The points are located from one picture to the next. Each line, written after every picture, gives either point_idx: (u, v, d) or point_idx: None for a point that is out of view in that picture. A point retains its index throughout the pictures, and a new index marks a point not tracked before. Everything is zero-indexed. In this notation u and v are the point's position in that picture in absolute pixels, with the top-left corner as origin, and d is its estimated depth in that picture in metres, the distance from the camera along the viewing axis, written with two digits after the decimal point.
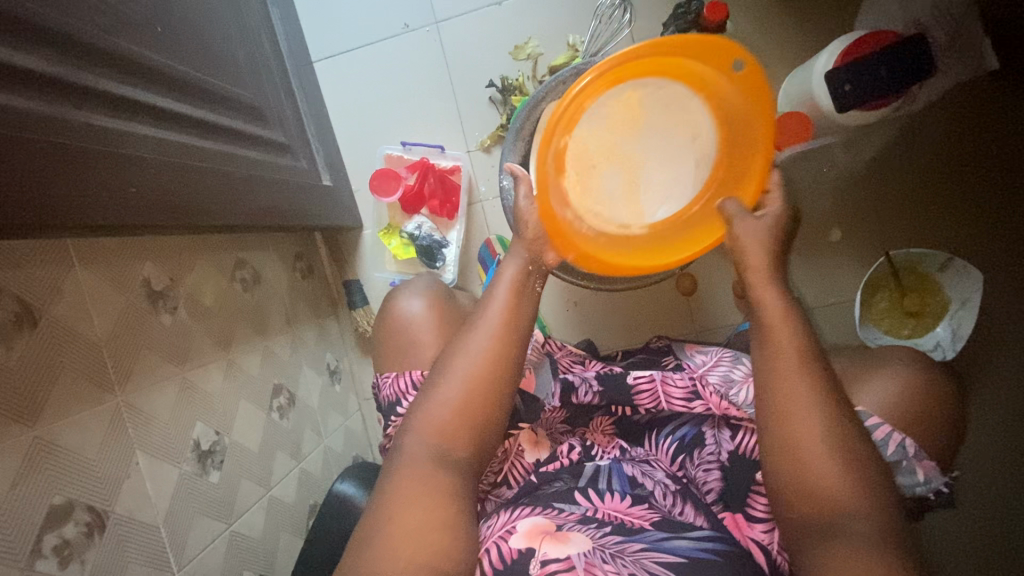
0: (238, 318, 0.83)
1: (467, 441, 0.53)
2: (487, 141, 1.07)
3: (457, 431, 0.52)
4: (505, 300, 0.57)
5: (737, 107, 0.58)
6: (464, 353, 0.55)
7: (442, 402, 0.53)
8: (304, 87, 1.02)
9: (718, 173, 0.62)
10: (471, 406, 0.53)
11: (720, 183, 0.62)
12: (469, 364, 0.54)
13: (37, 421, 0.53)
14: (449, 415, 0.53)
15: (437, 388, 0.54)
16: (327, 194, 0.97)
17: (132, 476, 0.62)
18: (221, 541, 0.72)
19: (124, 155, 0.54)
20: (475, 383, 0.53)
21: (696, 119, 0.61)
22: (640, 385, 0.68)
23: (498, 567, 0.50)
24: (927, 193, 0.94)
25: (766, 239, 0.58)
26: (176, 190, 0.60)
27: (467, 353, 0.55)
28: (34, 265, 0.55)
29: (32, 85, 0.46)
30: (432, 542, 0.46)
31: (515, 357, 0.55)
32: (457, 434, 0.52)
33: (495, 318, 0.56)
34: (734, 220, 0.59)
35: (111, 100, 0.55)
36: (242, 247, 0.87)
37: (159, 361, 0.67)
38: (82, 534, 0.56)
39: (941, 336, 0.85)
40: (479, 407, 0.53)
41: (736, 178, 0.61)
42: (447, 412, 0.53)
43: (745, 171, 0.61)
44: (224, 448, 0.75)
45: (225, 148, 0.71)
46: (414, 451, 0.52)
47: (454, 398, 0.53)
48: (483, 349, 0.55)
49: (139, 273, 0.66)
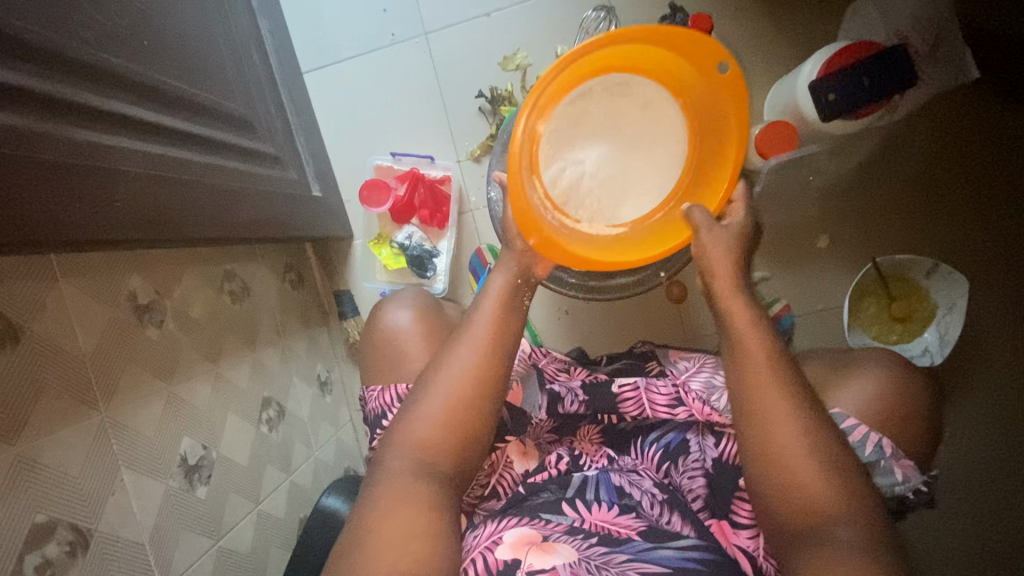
0: (226, 329, 0.82)
1: (452, 456, 0.53)
2: (476, 151, 1.07)
3: (440, 446, 0.52)
4: (492, 315, 0.57)
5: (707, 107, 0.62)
6: (448, 367, 0.55)
7: (425, 416, 0.53)
8: (294, 97, 1.02)
9: (682, 185, 0.65)
10: (456, 421, 0.53)
11: (690, 191, 0.65)
12: (452, 378, 0.54)
13: (18, 439, 0.51)
14: (433, 429, 0.52)
15: (420, 400, 0.54)
16: (316, 205, 0.97)
17: (117, 492, 0.60)
18: (208, 557, 0.70)
19: (111, 169, 0.54)
20: (458, 398, 0.53)
21: (670, 127, 0.67)
22: (626, 393, 0.69)
23: None
24: (911, 198, 0.95)
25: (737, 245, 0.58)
26: (161, 204, 0.60)
27: (451, 367, 0.55)
28: (17, 280, 0.54)
29: (18, 101, 0.47)
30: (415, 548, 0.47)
31: (499, 374, 0.55)
32: (438, 448, 0.52)
33: (480, 331, 0.56)
34: (703, 230, 0.58)
35: (96, 115, 0.55)
36: (232, 258, 0.87)
37: (145, 375, 0.66)
38: (66, 553, 0.54)
39: (929, 342, 0.87)
40: (462, 422, 0.53)
41: (704, 188, 0.64)
42: (431, 426, 0.53)
43: (711, 181, 0.63)
44: (211, 462, 0.74)
45: (212, 161, 0.71)
46: (396, 464, 0.51)
47: (437, 411, 0.53)
48: (467, 363, 0.55)
49: (125, 286, 0.66)
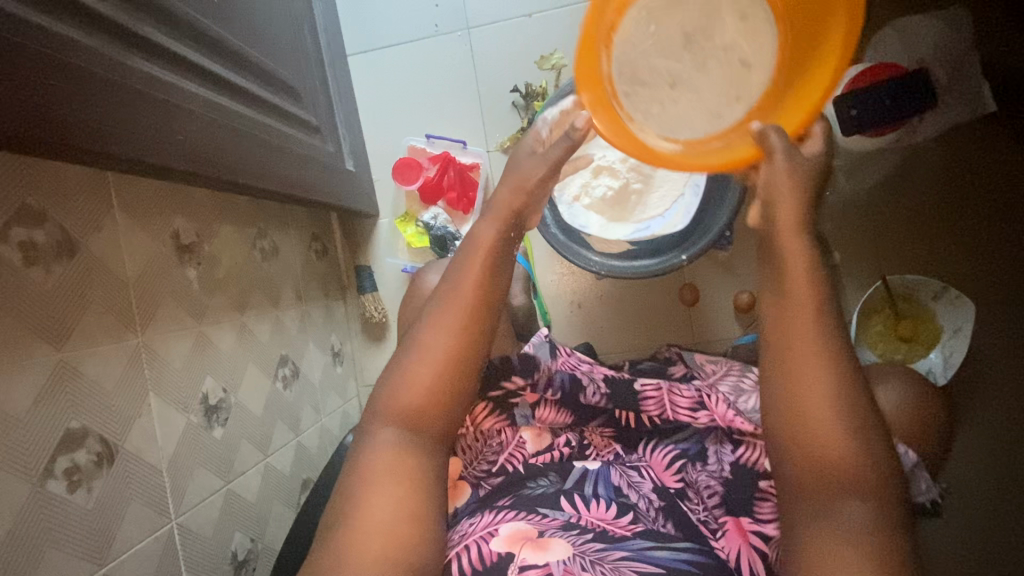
0: (254, 284, 0.85)
1: (436, 422, 0.54)
2: (506, 143, 1.11)
3: (419, 413, 0.53)
4: (479, 272, 0.56)
5: (804, 21, 0.55)
6: (432, 326, 0.55)
7: (409, 382, 0.54)
8: (337, 76, 1.06)
9: (764, 104, 0.58)
10: (436, 385, 0.53)
11: (772, 110, 0.57)
12: (435, 339, 0.54)
13: (63, 344, 0.53)
14: (414, 396, 0.53)
15: (402, 364, 0.55)
16: (347, 177, 1.00)
17: (143, 416, 0.61)
18: (217, 497, 0.71)
19: (178, 106, 0.59)
20: (439, 361, 0.54)
21: (763, 25, 0.58)
22: (647, 392, 0.69)
23: (476, 568, 0.51)
24: (922, 223, 0.98)
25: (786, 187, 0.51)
26: (218, 146, 0.64)
27: (436, 327, 0.55)
28: (77, 199, 0.57)
29: (106, 32, 0.51)
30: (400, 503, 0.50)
31: (478, 346, 0.55)
32: (420, 416, 0.53)
33: (465, 290, 0.56)
34: (777, 155, 0.52)
35: (168, 57, 0.59)
36: (264, 219, 0.91)
37: (179, 310, 0.68)
38: (93, 463, 0.55)
39: (933, 363, 0.89)
40: (442, 390, 0.54)
41: (785, 109, 0.56)
42: (411, 394, 0.53)
43: (815, 92, 0.54)
44: (229, 406, 0.75)
45: (261, 118, 0.75)
46: (380, 436, 0.53)
47: (422, 375, 0.54)
48: (450, 325, 0.54)
49: (170, 225, 0.69)
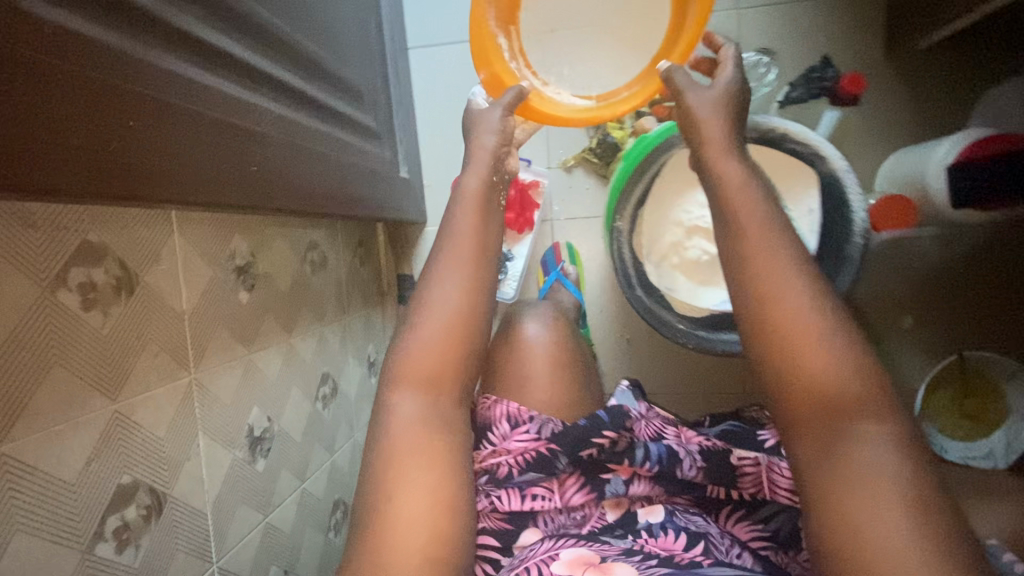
0: (302, 300, 0.80)
1: (449, 390, 0.52)
2: (570, 161, 1.04)
3: (436, 378, 0.51)
4: (473, 223, 0.57)
5: None
6: (438, 284, 0.54)
7: (421, 343, 0.52)
8: (397, 72, 0.99)
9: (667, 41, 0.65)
10: (446, 353, 0.52)
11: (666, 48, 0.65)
12: (444, 299, 0.53)
13: (118, 394, 0.49)
14: (427, 357, 0.52)
15: (415, 326, 0.53)
16: (401, 186, 0.94)
17: (192, 458, 0.58)
18: (256, 533, 0.68)
19: (243, 129, 0.51)
20: (451, 324, 0.52)
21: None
22: (745, 467, 0.57)
23: None
24: (1003, 300, 0.93)
25: (711, 109, 0.55)
26: (280, 172, 0.56)
27: (441, 286, 0.54)
28: (139, 228, 0.52)
29: (177, 45, 0.44)
30: (444, 523, 0.47)
31: (481, 315, 0.54)
32: (439, 388, 0.51)
33: (467, 254, 0.55)
34: (685, 91, 0.57)
35: (239, 68, 0.52)
36: (315, 228, 0.85)
37: (230, 340, 0.64)
38: (141, 517, 0.52)
39: (994, 444, 0.82)
40: (451, 353, 0.52)
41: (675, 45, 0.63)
42: (424, 357, 0.52)
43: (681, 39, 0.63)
44: (272, 436, 0.71)
45: (326, 129, 0.68)
46: (400, 409, 0.50)
47: (433, 335, 0.52)
48: (455, 290, 0.53)
49: (227, 247, 0.64)
